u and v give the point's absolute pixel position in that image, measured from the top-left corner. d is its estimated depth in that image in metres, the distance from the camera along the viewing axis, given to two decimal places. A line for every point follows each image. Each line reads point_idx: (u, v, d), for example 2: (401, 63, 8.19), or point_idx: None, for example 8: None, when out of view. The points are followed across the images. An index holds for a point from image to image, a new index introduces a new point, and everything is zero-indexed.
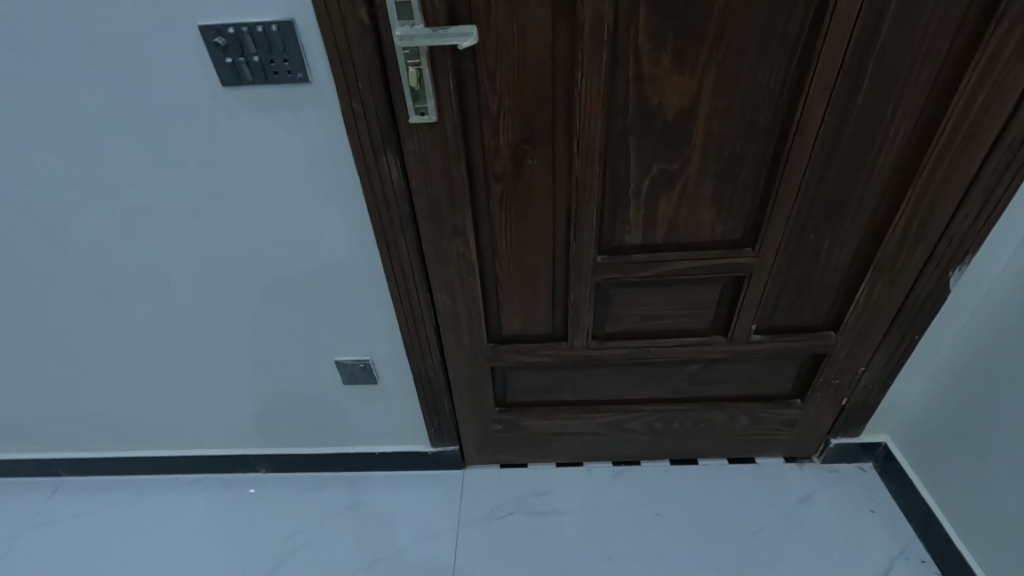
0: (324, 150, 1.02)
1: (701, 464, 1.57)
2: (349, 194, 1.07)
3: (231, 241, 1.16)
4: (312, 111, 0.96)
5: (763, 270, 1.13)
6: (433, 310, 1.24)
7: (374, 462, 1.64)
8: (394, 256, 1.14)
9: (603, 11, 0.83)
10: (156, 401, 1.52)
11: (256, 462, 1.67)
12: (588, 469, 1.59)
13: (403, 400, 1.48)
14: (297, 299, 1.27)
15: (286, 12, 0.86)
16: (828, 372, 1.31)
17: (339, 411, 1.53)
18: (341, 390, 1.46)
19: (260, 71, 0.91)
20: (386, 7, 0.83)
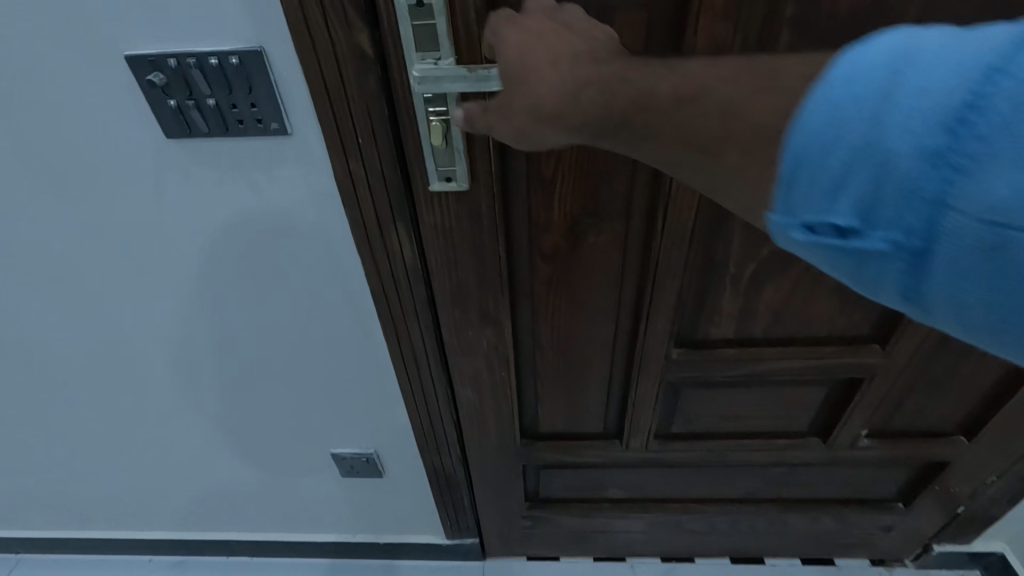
0: (311, 219, 0.74)
1: (769, 565, 1.31)
2: (347, 271, 0.81)
3: (200, 325, 0.91)
4: (294, 170, 0.69)
5: (889, 369, 0.85)
6: (453, 405, 0.97)
7: (377, 552, 1.38)
8: (405, 347, 0.87)
9: (724, 39, 0.56)
10: (116, 485, 1.27)
11: (239, 547, 1.42)
12: (633, 566, 1.33)
13: (413, 493, 1.22)
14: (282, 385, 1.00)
15: (253, 38, 0.58)
16: (948, 480, 1.04)
17: (337, 500, 1.27)
18: (338, 481, 1.20)
19: (218, 118, 0.64)
20: (398, 33, 0.56)
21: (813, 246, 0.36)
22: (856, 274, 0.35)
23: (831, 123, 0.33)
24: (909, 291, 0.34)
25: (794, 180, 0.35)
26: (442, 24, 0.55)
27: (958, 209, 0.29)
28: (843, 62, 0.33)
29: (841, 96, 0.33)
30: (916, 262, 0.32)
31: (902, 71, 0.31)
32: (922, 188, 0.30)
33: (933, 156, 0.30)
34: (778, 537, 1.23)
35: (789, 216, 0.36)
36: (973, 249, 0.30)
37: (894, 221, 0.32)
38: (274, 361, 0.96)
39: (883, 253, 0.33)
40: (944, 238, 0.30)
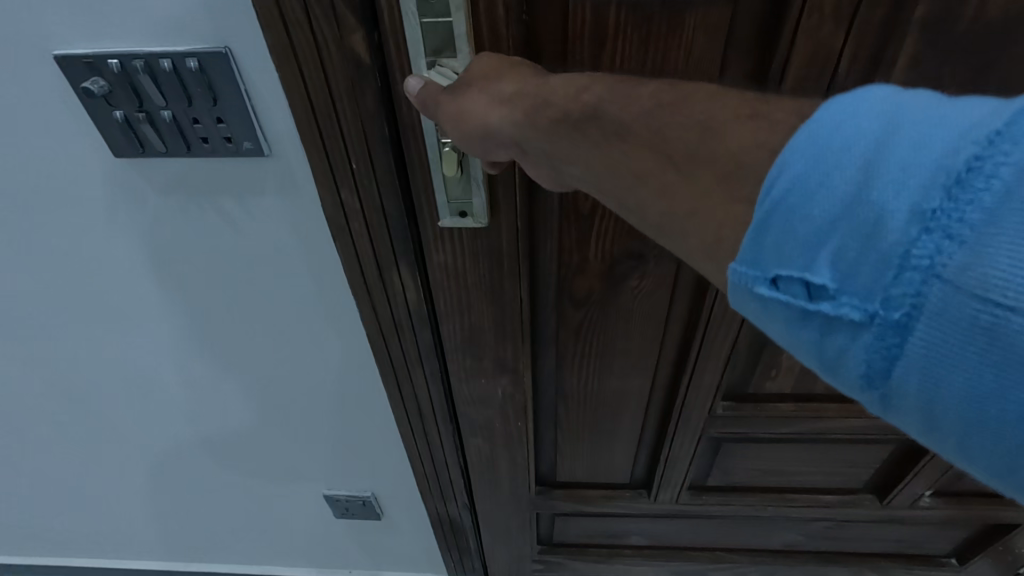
0: (295, 253, 0.62)
1: None
2: (338, 312, 0.68)
3: (166, 369, 0.76)
4: (274, 197, 0.57)
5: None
6: (461, 455, 0.84)
7: None
8: (407, 399, 0.74)
9: (831, 46, 0.43)
10: (68, 538, 1.11)
11: None
12: None
13: (413, 537, 1.09)
14: (262, 434, 0.86)
15: (215, 35, 0.45)
16: (1014, 540, 0.93)
17: (325, 545, 1.13)
18: (328, 527, 1.07)
19: (178, 135, 0.51)
20: (403, 34, 0.43)
21: (771, 308, 0.27)
22: (816, 350, 0.26)
23: (814, 160, 0.25)
24: (871, 377, 0.25)
25: (763, 227, 0.26)
26: (461, 24, 0.42)
27: (947, 279, 0.22)
28: (840, 99, 0.26)
29: (825, 124, 0.25)
30: (888, 337, 0.23)
31: (901, 119, 0.24)
32: (912, 249, 0.22)
33: (928, 207, 0.22)
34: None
35: (750, 266, 0.27)
36: (965, 332, 0.21)
37: (873, 290, 0.24)
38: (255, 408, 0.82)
39: (849, 322, 0.24)
40: (927, 313, 0.22)
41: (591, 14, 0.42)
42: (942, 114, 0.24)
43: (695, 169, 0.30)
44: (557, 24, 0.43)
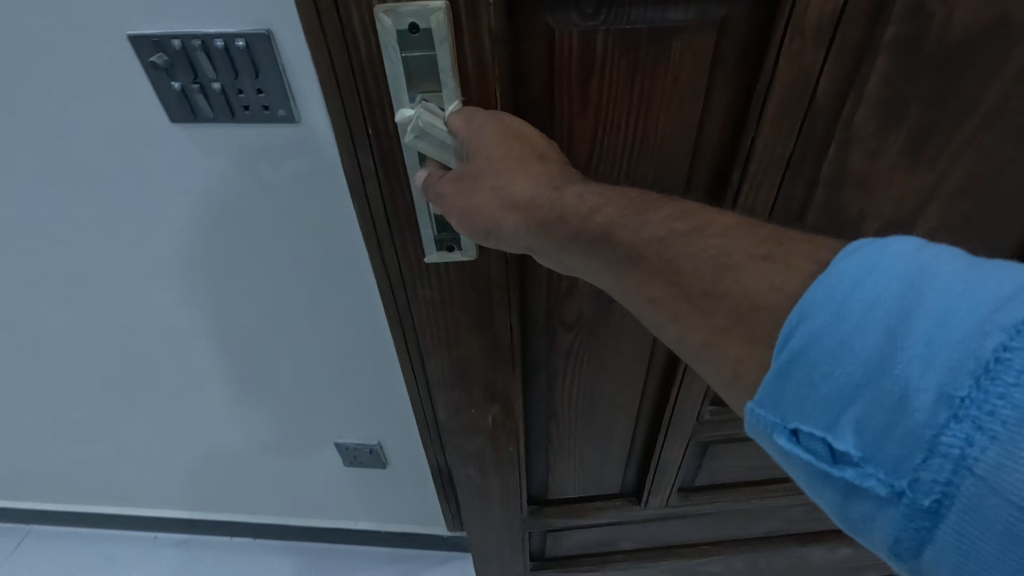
0: (323, 227, 0.64)
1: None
2: (356, 281, 0.70)
3: (188, 323, 0.78)
4: (306, 171, 0.58)
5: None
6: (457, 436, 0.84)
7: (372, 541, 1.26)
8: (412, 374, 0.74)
9: (811, 68, 0.44)
10: (80, 486, 1.17)
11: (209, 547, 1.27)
12: None
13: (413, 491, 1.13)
14: (272, 390, 0.89)
15: (260, 14, 0.46)
16: None
17: (323, 501, 1.17)
18: (330, 481, 1.11)
19: (225, 109, 0.52)
20: (382, 65, 0.42)
21: (796, 462, 0.28)
22: (842, 511, 0.28)
23: (839, 322, 0.27)
24: (901, 549, 0.26)
25: (789, 376, 0.28)
26: (444, 55, 0.42)
27: (979, 474, 0.23)
28: (863, 255, 0.28)
29: (850, 286, 0.27)
30: (917, 518, 0.25)
31: (922, 290, 0.26)
32: (942, 434, 0.24)
33: (955, 395, 0.24)
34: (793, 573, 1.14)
35: (773, 415, 0.28)
36: (1001, 532, 0.23)
37: (900, 465, 0.25)
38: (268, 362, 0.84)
39: (876, 493, 0.26)
40: (958, 503, 0.24)
41: (578, 39, 0.43)
42: (962, 290, 0.25)
43: (711, 306, 0.33)
44: (544, 52, 0.44)
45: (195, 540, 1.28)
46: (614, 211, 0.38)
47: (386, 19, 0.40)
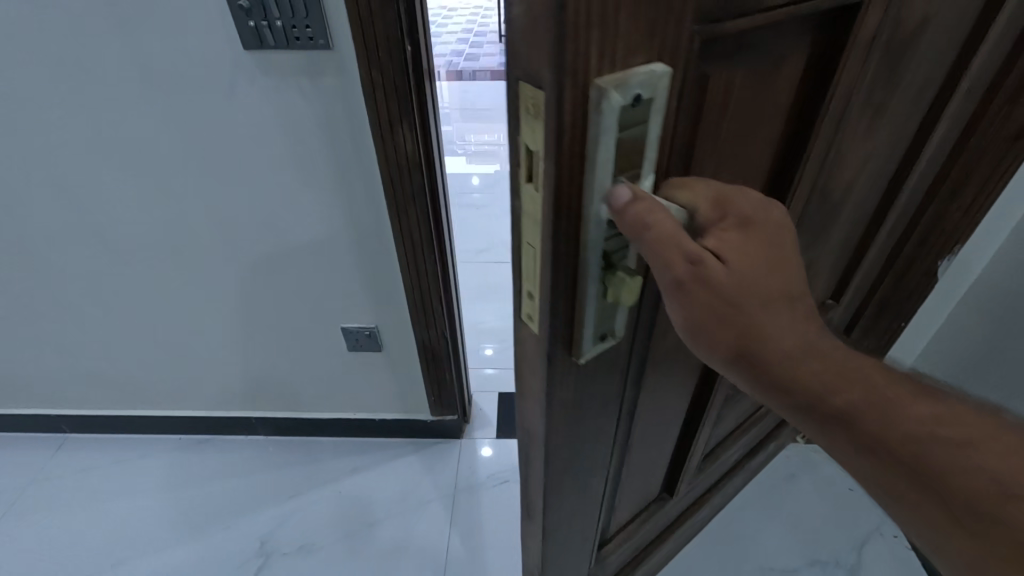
0: (340, 120, 0.89)
1: None
2: (362, 166, 0.94)
3: (232, 211, 1.01)
4: (331, 80, 0.84)
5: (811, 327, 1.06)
6: (441, 287, 1.13)
7: (361, 430, 1.46)
8: (403, 226, 1.00)
9: (855, 73, 0.52)
10: (124, 394, 1.39)
11: (225, 447, 1.46)
12: None
13: (403, 381, 1.34)
14: (289, 268, 1.11)
15: None
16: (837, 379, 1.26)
17: (327, 392, 1.37)
18: (332, 366, 1.31)
19: (282, 37, 0.80)
20: (593, 156, 0.34)
21: None
22: None
23: None
24: None
25: None
26: (653, 129, 0.36)
27: None
28: None
29: None
30: None
31: None
32: None
33: None
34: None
35: None
36: None
37: None
38: (289, 244, 1.06)
39: None
40: None
41: (727, 85, 0.42)
42: None
43: (928, 496, 0.39)
44: (695, 100, 0.41)
45: (210, 441, 1.47)
46: (843, 391, 0.43)
47: (616, 94, 0.32)
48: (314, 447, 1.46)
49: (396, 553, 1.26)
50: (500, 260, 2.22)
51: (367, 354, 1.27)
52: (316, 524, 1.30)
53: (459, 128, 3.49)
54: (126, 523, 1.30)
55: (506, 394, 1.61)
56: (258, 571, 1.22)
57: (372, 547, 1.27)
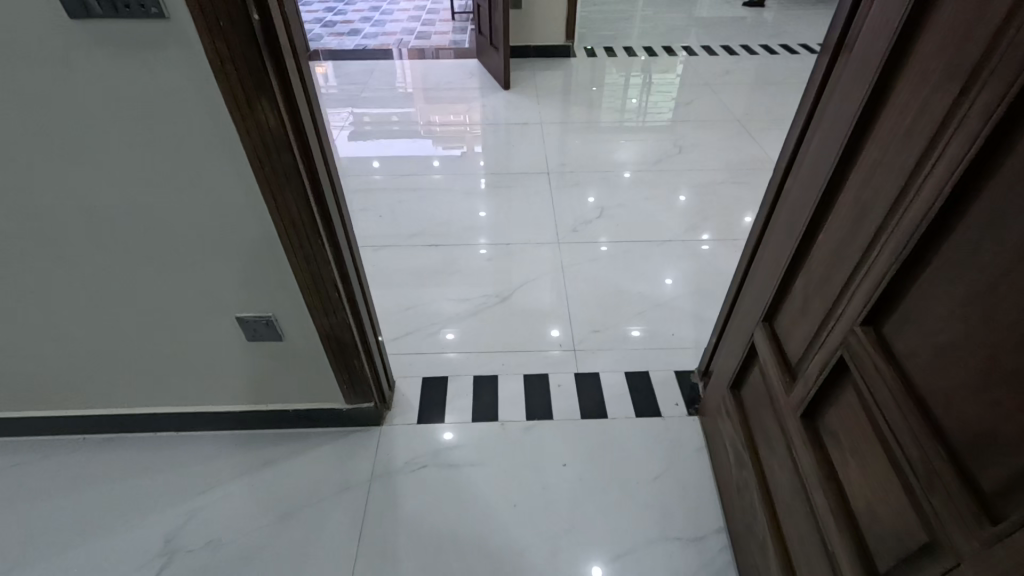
0: (196, 98, 0.82)
1: (648, 445, 1.42)
2: (225, 147, 0.88)
3: (94, 200, 0.95)
4: (173, 52, 0.78)
5: (793, 350, 0.96)
6: (333, 270, 1.09)
7: (274, 420, 1.42)
8: (283, 206, 0.95)
9: None
10: (14, 398, 1.31)
11: (132, 447, 1.40)
12: (502, 424, 1.47)
13: (311, 369, 1.30)
14: (169, 257, 1.05)
15: None
16: (734, 337, 1.27)
17: (233, 384, 1.33)
18: (235, 356, 1.26)
19: (109, 4, 0.73)
20: None
21: None
22: None
23: None
24: None
25: None
26: None
27: None
28: None
29: None
30: None
31: None
32: None
33: None
34: (636, 431, 1.45)
35: None
36: None
37: None
38: (164, 233, 1.01)
39: None
40: None
41: None
42: None
43: None
44: None
45: (115, 440, 1.41)
46: None
47: None
48: (226, 442, 1.42)
49: (307, 543, 1.24)
50: (434, 244, 2.17)
51: (267, 343, 1.23)
52: (225, 518, 1.27)
53: (408, 109, 3.38)
54: (17, 529, 1.24)
55: (429, 380, 1.58)
56: (161, 569, 1.19)
57: (284, 539, 1.24)
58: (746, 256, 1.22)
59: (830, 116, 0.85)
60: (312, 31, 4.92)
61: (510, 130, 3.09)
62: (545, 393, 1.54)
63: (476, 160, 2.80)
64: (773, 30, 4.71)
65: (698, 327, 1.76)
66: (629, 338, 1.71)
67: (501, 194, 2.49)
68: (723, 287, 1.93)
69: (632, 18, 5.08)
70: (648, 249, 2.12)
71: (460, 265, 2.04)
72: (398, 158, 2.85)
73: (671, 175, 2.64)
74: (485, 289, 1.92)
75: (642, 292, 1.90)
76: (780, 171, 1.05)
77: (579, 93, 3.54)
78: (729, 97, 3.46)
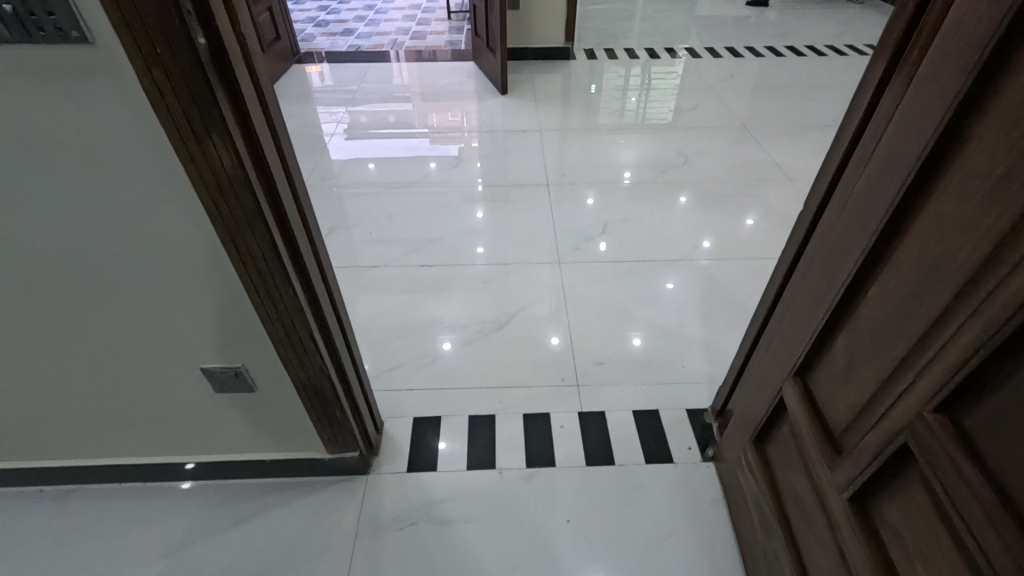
0: (137, 136, 0.70)
1: (660, 496, 1.30)
2: (176, 189, 0.75)
3: (27, 249, 0.82)
4: (103, 82, 0.65)
5: (834, 417, 0.84)
6: (309, 319, 0.97)
7: (250, 470, 1.30)
8: (250, 254, 0.83)
9: None
10: None
11: (94, 501, 1.28)
12: (500, 472, 1.35)
13: (288, 418, 1.18)
14: (120, 307, 0.92)
15: None
16: (755, 383, 1.15)
17: (203, 434, 1.21)
18: (204, 407, 1.14)
19: (19, 27, 0.60)
20: None
21: None
22: None
23: None
24: None
25: None
26: None
27: None
28: None
29: None
30: None
31: None
32: None
33: None
34: (646, 479, 1.33)
35: None
36: None
37: None
38: (111, 284, 0.88)
39: None
40: None
41: None
42: None
43: None
44: None
45: (76, 492, 1.29)
46: None
47: None
48: (198, 494, 1.29)
49: None
50: (427, 263, 2.04)
51: (238, 394, 1.11)
52: None
53: (400, 113, 3.23)
54: None
55: (421, 421, 1.46)
56: None
57: None
58: (770, 296, 1.10)
59: (880, 154, 0.73)
60: (304, 31, 4.77)
61: (507, 136, 2.96)
62: (547, 435, 1.42)
63: (472, 169, 2.67)
64: (778, 30, 4.58)
65: (710, 358, 1.64)
66: (636, 372, 1.59)
67: (497, 209, 2.36)
68: (735, 312, 1.81)
69: (633, 17, 4.94)
70: (654, 268, 2.00)
71: (454, 288, 1.91)
72: (398, 161, 2.74)
73: (676, 187, 2.52)
74: (481, 314, 1.80)
75: (648, 318, 1.78)
76: (812, 208, 0.93)
77: (578, 97, 3.41)
78: (734, 101, 3.33)
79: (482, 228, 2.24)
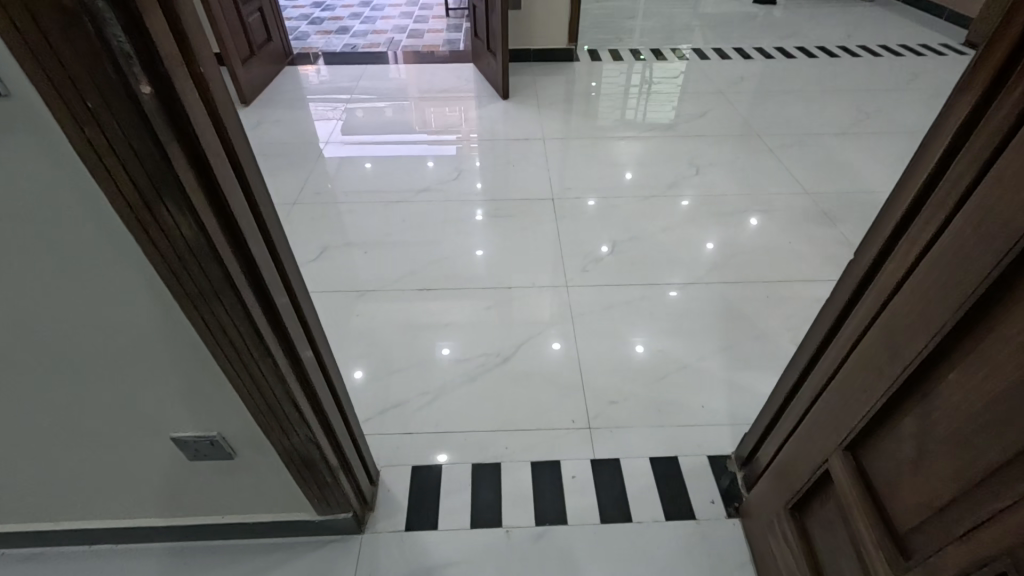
0: (73, 203, 0.57)
1: (682, 559, 1.19)
2: (127, 259, 0.63)
3: None
4: (25, 141, 0.52)
5: (898, 512, 0.73)
6: (292, 388, 0.85)
7: (233, 532, 1.18)
8: (218, 327, 0.71)
9: None
10: None
11: (62, 566, 1.16)
12: (507, 531, 1.23)
13: (273, 482, 1.07)
14: (72, 380, 0.80)
15: None
16: (791, 443, 1.03)
17: (180, 497, 1.09)
18: (178, 473, 1.03)
19: None
20: None
21: None
22: None
23: None
24: None
25: None
26: None
27: None
28: None
29: None
30: None
31: None
32: None
33: None
34: (666, 539, 1.22)
35: None
36: None
37: None
38: (60, 356, 0.76)
39: None
40: None
41: None
42: None
43: None
44: None
45: (42, 556, 1.18)
46: None
47: None
48: (176, 558, 1.18)
49: None
50: (425, 287, 1.92)
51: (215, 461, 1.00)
52: None
53: (395, 116, 3.09)
54: None
55: (420, 470, 1.35)
56: None
57: None
58: (811, 350, 0.98)
59: (966, 219, 0.62)
60: (297, 29, 4.61)
61: (508, 145, 2.84)
62: (557, 486, 1.31)
63: (472, 180, 2.54)
64: (786, 29, 4.43)
65: (731, 397, 1.52)
66: (652, 413, 1.47)
67: (499, 225, 2.24)
68: (756, 343, 1.69)
69: (637, 15, 4.78)
70: (666, 293, 1.88)
71: (454, 316, 1.79)
72: (393, 166, 2.61)
73: (687, 200, 2.39)
74: (484, 345, 1.68)
75: (663, 350, 1.66)
76: (867, 263, 0.81)
77: (581, 101, 3.27)
78: (744, 107, 3.19)
79: (483, 247, 2.11)
